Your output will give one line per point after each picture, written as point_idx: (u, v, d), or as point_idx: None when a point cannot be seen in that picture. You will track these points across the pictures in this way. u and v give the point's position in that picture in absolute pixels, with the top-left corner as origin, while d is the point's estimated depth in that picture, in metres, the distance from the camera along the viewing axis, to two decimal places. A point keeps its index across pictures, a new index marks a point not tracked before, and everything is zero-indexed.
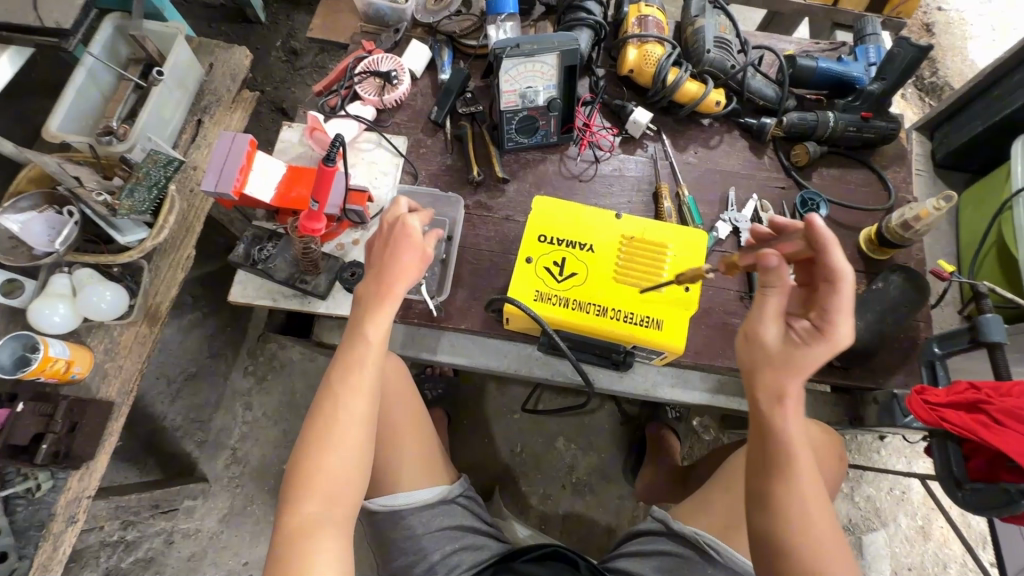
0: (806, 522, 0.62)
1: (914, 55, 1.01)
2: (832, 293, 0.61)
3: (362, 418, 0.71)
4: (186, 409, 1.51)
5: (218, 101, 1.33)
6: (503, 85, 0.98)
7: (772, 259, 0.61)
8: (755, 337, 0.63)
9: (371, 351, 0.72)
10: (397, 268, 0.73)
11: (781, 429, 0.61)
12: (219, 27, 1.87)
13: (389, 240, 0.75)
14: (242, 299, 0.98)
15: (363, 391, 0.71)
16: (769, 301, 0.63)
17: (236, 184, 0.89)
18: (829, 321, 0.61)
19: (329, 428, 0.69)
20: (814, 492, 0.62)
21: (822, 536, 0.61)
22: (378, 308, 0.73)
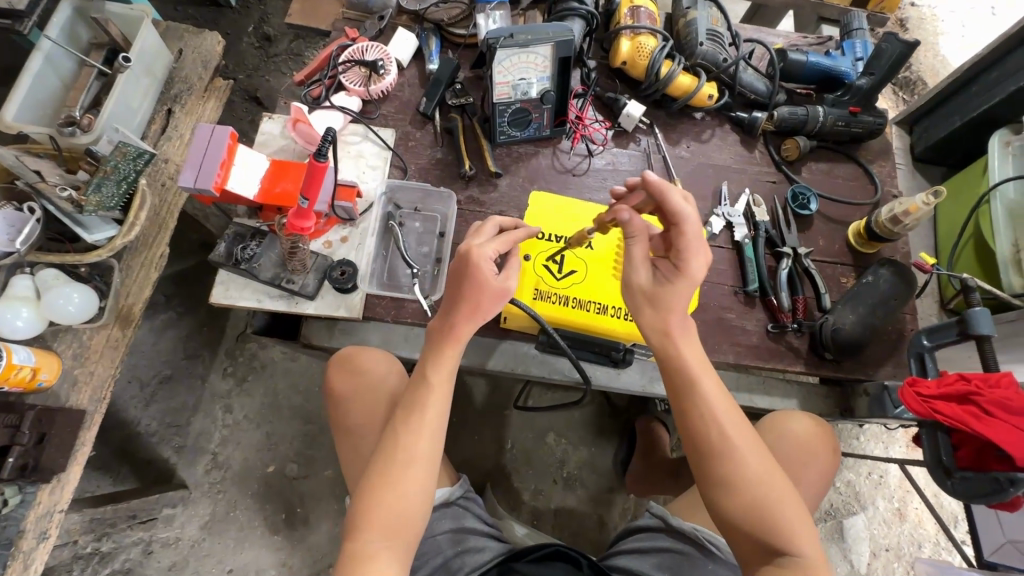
0: (747, 462, 0.75)
1: (901, 50, 1.03)
2: (679, 235, 0.79)
3: (431, 456, 0.76)
4: (162, 414, 1.47)
5: (190, 89, 1.26)
6: (496, 77, 0.96)
7: (626, 215, 0.81)
8: (630, 281, 0.82)
9: (435, 391, 0.78)
10: (469, 315, 0.79)
11: (679, 360, 0.79)
12: (186, 10, 1.77)
13: (462, 285, 0.79)
14: (224, 300, 0.93)
15: (434, 433, 0.77)
16: (634, 248, 0.82)
17: (217, 181, 0.85)
18: (683, 259, 0.79)
19: (400, 468, 0.74)
20: (734, 424, 0.77)
21: (757, 470, 0.75)
22: (444, 348, 0.79)
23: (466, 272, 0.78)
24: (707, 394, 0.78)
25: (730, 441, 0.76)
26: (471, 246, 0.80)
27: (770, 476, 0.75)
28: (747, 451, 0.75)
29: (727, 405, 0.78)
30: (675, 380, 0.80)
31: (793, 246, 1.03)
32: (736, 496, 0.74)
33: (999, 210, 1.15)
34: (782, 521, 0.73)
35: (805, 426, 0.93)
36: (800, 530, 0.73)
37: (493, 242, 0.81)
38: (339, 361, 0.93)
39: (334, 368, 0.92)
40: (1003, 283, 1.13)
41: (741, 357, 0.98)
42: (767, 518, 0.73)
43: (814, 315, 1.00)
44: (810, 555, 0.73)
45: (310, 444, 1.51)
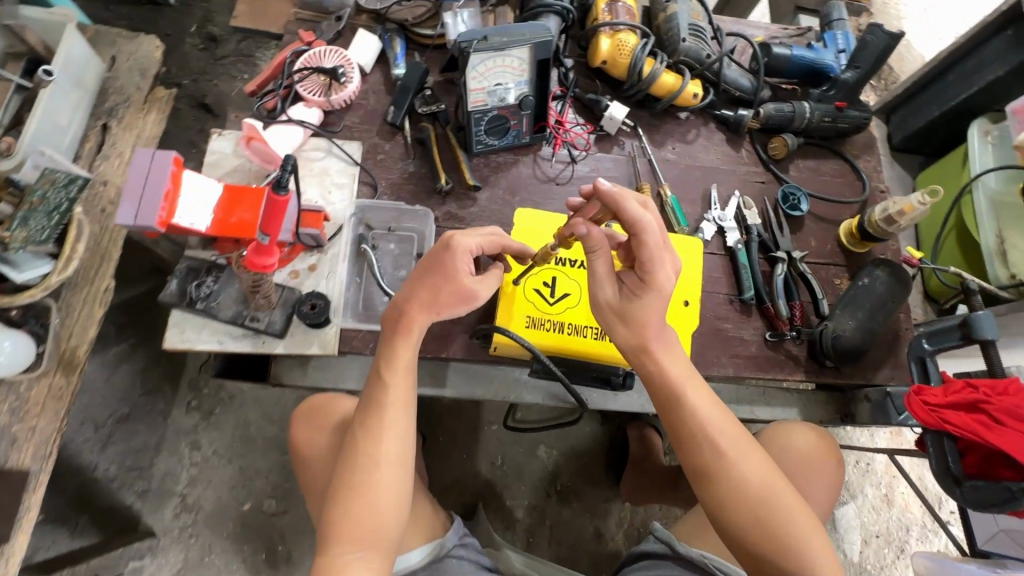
0: (744, 474, 0.71)
1: (886, 42, 1.01)
2: (641, 247, 0.71)
3: (401, 457, 0.70)
4: (122, 456, 1.36)
5: (127, 101, 1.13)
6: (471, 83, 0.88)
7: (581, 228, 0.73)
8: (597, 298, 0.77)
9: (397, 393, 0.71)
10: (422, 308, 0.72)
11: (664, 374, 0.75)
12: (120, 10, 1.61)
13: (425, 273, 0.72)
14: (180, 345, 0.83)
15: (401, 432, 0.70)
16: (595, 262, 0.75)
17: (161, 216, 0.75)
18: (649, 271, 0.72)
19: (365, 472, 0.68)
20: (727, 434, 0.73)
21: (757, 482, 0.71)
22: (397, 346, 0.72)
23: (433, 265, 0.72)
24: (695, 406, 0.73)
25: (724, 453, 0.72)
26: (453, 235, 0.73)
27: (772, 486, 0.71)
28: (744, 463, 0.71)
29: (719, 415, 0.74)
30: (661, 397, 0.75)
31: (787, 250, 1.00)
32: (737, 512, 0.70)
33: (981, 201, 1.14)
34: (787, 532, 0.69)
35: (807, 440, 0.90)
36: (806, 538, 0.69)
37: (473, 235, 0.74)
38: (304, 414, 0.89)
39: (300, 423, 0.88)
40: (989, 275, 1.13)
41: (740, 369, 0.95)
42: (772, 532, 0.69)
43: (812, 321, 0.97)
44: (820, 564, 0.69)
45: (288, 476, 1.40)
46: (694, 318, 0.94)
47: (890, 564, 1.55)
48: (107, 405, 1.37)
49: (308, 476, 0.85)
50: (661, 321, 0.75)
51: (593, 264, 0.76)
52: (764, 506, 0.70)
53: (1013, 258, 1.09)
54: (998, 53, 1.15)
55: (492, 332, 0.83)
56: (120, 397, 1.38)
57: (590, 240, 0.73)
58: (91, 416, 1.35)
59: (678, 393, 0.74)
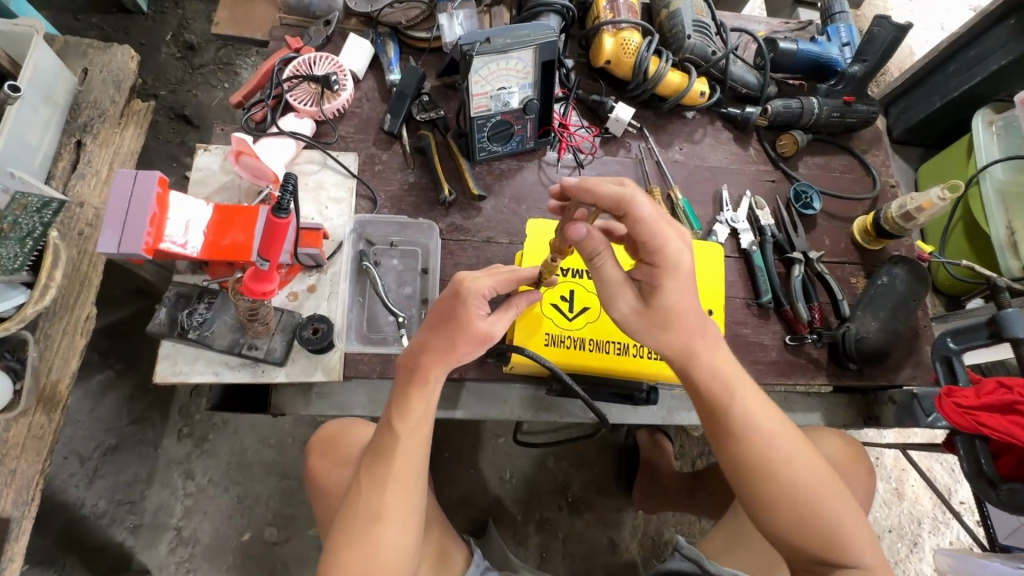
0: (795, 479, 0.68)
1: (893, 36, 0.98)
2: (638, 228, 0.63)
3: (406, 512, 0.67)
4: (111, 490, 1.28)
5: (102, 116, 1.06)
6: (473, 88, 0.83)
7: (575, 230, 0.62)
8: (620, 307, 0.70)
9: (407, 444, 0.68)
10: (441, 357, 0.67)
11: (710, 379, 0.70)
12: (90, 20, 1.53)
13: (438, 324, 0.66)
14: (172, 378, 0.78)
15: (406, 487, 0.67)
16: (600, 262, 0.67)
17: (147, 242, 0.69)
18: (658, 251, 0.65)
19: (363, 527, 0.65)
20: (775, 437, 0.69)
21: (810, 484, 0.68)
22: (412, 396, 0.68)
23: (449, 310, 0.65)
24: (742, 410, 0.69)
25: (773, 458, 0.68)
26: (463, 279, 0.65)
27: (823, 487, 0.68)
28: (794, 466, 0.68)
29: (767, 417, 0.70)
30: (709, 402, 0.70)
31: (803, 250, 0.97)
32: (786, 518, 0.67)
33: (990, 192, 1.14)
34: (839, 536, 0.67)
35: (834, 446, 0.88)
36: (858, 540, 0.67)
37: (487, 276, 0.66)
38: (322, 444, 0.86)
39: (317, 454, 0.86)
40: (1001, 266, 1.12)
41: (762, 376, 0.91)
42: (824, 537, 0.67)
43: (831, 322, 0.95)
44: (871, 565, 0.67)
45: (288, 502, 1.34)
46: (718, 327, 0.89)
47: (904, 559, 1.49)
48: (92, 436, 1.30)
49: (325, 510, 0.82)
50: (689, 313, 0.69)
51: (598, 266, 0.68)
52: (815, 511, 0.67)
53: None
54: (999, 43, 1.14)
55: (508, 351, 0.79)
56: (106, 428, 1.31)
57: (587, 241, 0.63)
58: (76, 450, 1.28)
59: (724, 397, 0.70)
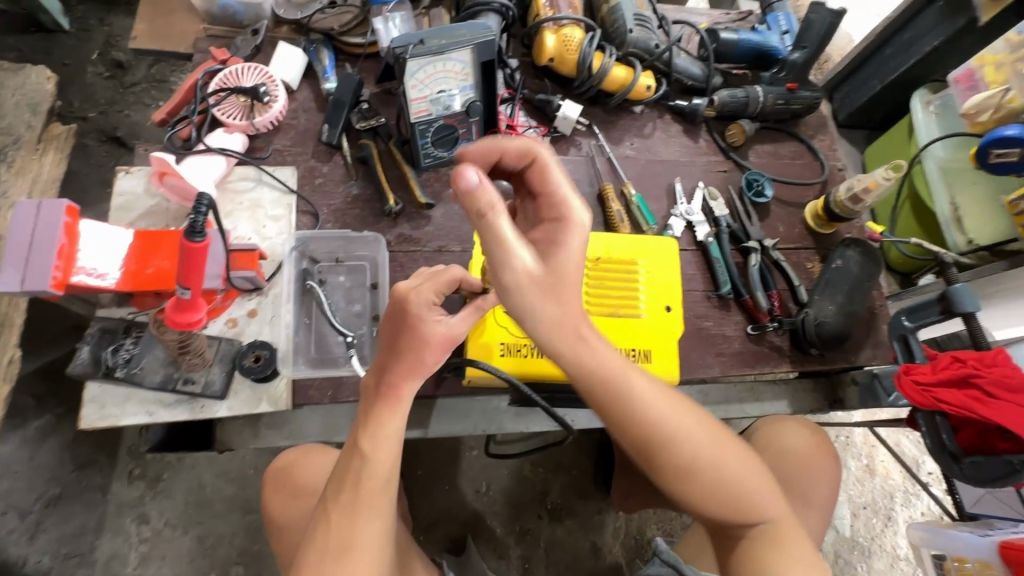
0: (695, 450, 0.61)
1: (829, 20, 1.00)
2: (546, 180, 0.58)
3: (381, 541, 0.61)
4: (56, 545, 1.19)
5: (16, 142, 0.98)
6: (410, 92, 0.80)
7: (469, 175, 0.49)
8: (512, 283, 0.53)
9: (378, 465, 0.60)
10: (410, 371, 0.59)
11: (597, 369, 0.57)
12: (8, 40, 1.43)
13: (396, 342, 0.60)
14: (101, 423, 0.71)
15: (381, 513, 0.61)
16: (502, 229, 0.51)
17: (55, 276, 0.64)
18: (557, 213, 0.57)
19: (332, 561, 0.58)
20: (670, 411, 0.60)
21: (704, 448, 0.61)
22: (383, 411, 0.61)
23: (401, 325, 0.60)
24: (638, 392, 0.59)
25: (675, 436, 0.61)
26: (405, 291, 0.60)
27: (725, 449, 0.62)
28: (694, 440, 0.61)
29: (663, 395, 0.61)
30: (604, 397, 0.59)
31: (758, 238, 0.97)
32: (696, 492, 0.62)
33: (933, 169, 1.16)
34: (746, 497, 0.62)
35: (800, 437, 0.88)
36: (764, 494, 0.63)
37: (428, 283, 0.61)
38: (277, 477, 0.81)
39: (272, 490, 0.80)
40: (949, 242, 1.14)
41: (728, 368, 0.91)
42: (732, 500, 0.62)
43: (791, 309, 0.95)
44: (778, 517, 0.64)
45: (254, 539, 1.25)
46: (679, 323, 0.87)
47: (880, 534, 1.50)
48: (32, 488, 1.20)
49: (285, 549, 0.77)
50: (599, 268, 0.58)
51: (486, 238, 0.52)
52: (721, 479, 0.62)
53: (968, 224, 1.11)
54: (931, 25, 1.16)
55: (464, 365, 0.77)
56: (47, 477, 1.21)
57: (485, 193, 0.49)
58: (15, 504, 1.18)
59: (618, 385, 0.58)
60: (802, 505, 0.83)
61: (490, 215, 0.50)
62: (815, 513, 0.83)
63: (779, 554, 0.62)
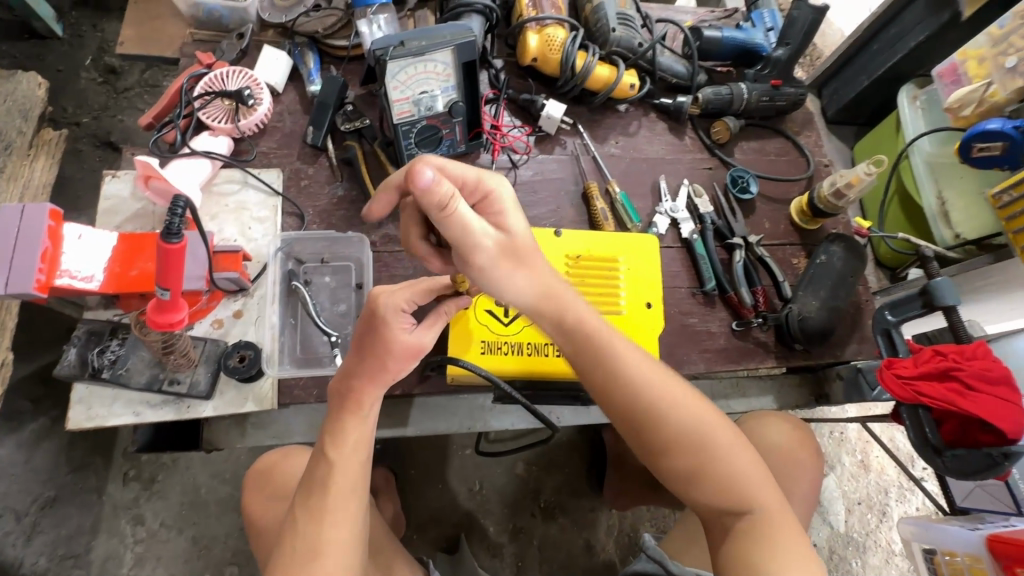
0: (679, 418, 0.65)
1: (812, 17, 1.01)
2: (494, 213, 0.60)
3: (349, 545, 0.61)
4: (52, 546, 1.20)
5: (7, 148, 0.99)
6: (392, 94, 0.81)
7: (426, 174, 0.49)
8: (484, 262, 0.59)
9: (344, 471, 0.62)
10: (372, 378, 0.61)
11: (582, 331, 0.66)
12: (1, 48, 1.45)
13: (362, 347, 0.61)
14: (88, 424, 0.72)
15: (348, 517, 0.61)
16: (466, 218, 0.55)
17: (39, 280, 0.65)
18: (496, 222, 0.60)
19: (298, 565, 0.59)
20: (653, 381, 0.66)
21: (690, 423, 0.65)
22: (347, 419, 0.63)
23: (369, 329, 0.60)
24: (622, 359, 0.66)
25: (660, 402, 0.66)
26: (377, 295, 0.61)
27: (710, 421, 0.66)
28: (680, 410, 0.66)
29: (648, 365, 0.67)
30: (588, 360, 0.66)
31: (742, 235, 0.97)
32: (684, 462, 0.65)
33: (920, 165, 1.17)
34: (731, 478, 0.64)
35: (783, 433, 0.90)
36: (753, 476, 0.65)
37: (404, 288, 0.62)
38: (258, 478, 0.84)
39: (253, 489, 0.83)
40: (936, 237, 1.15)
41: (712, 364, 0.91)
42: (717, 477, 0.65)
43: (776, 304, 0.95)
44: (770, 509, 0.63)
45: (248, 539, 1.26)
46: (662, 319, 0.88)
47: (875, 529, 1.50)
48: (28, 490, 1.21)
49: (261, 548, 0.79)
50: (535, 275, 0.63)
51: (440, 224, 0.54)
52: (707, 452, 0.65)
53: (955, 219, 1.12)
54: (916, 20, 1.16)
55: (445, 363, 0.77)
56: (43, 480, 1.22)
57: (439, 188, 0.50)
58: (12, 506, 1.20)
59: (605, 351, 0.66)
60: (783, 500, 0.85)
61: (444, 209, 0.52)
62: (796, 508, 0.85)
63: (766, 546, 0.61)
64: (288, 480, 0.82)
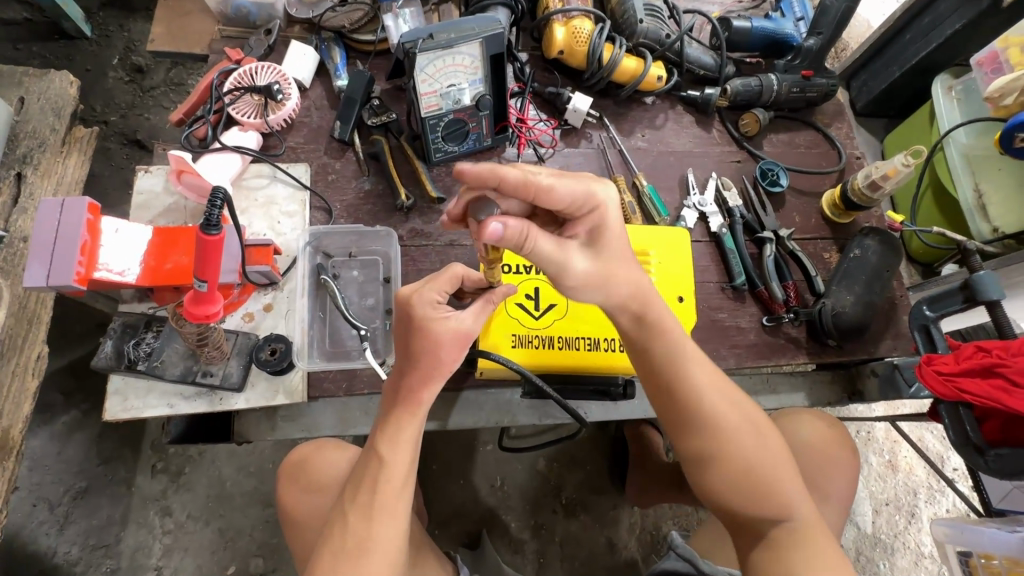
0: (730, 433, 0.67)
1: (846, 5, 0.97)
2: (553, 198, 0.55)
3: (396, 544, 0.61)
4: (84, 536, 1.22)
5: (42, 144, 1.01)
6: (420, 87, 0.81)
7: (467, 169, 0.50)
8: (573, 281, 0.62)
9: (393, 467, 0.62)
10: (427, 375, 0.61)
11: (658, 344, 0.67)
12: (32, 48, 1.48)
13: (413, 345, 0.61)
14: (124, 415, 0.73)
15: (395, 516, 0.61)
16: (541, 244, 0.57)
17: (78, 272, 0.66)
18: (576, 197, 0.57)
19: (347, 564, 0.59)
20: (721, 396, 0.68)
21: (747, 431, 0.67)
22: (401, 416, 0.63)
23: (412, 326, 0.60)
24: (694, 367, 0.67)
25: (720, 418, 0.67)
26: (408, 293, 0.62)
27: (762, 440, 0.67)
28: (737, 422, 0.67)
29: (714, 379, 0.68)
30: (661, 364, 0.67)
31: (773, 228, 0.95)
32: (731, 475, 0.66)
33: (955, 158, 1.13)
34: (773, 488, 0.65)
35: (814, 430, 0.88)
36: (795, 491, 0.66)
37: (430, 283, 0.62)
38: (292, 471, 0.84)
39: (288, 483, 0.83)
40: (973, 231, 1.12)
41: (743, 360, 0.90)
42: (764, 488, 0.65)
43: (807, 300, 0.94)
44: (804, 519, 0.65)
45: (273, 532, 1.27)
46: (692, 313, 0.86)
47: (903, 531, 1.46)
48: (61, 481, 1.23)
49: (301, 541, 0.80)
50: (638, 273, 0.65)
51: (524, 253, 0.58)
52: (757, 465, 0.66)
53: (993, 212, 1.09)
54: (951, 8, 1.13)
55: (476, 356, 0.77)
56: (76, 470, 1.24)
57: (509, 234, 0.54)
58: (45, 496, 1.22)
59: (676, 357, 0.67)
60: (819, 499, 0.84)
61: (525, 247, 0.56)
62: (832, 507, 0.84)
63: (799, 558, 0.62)
64: (317, 473, 0.82)
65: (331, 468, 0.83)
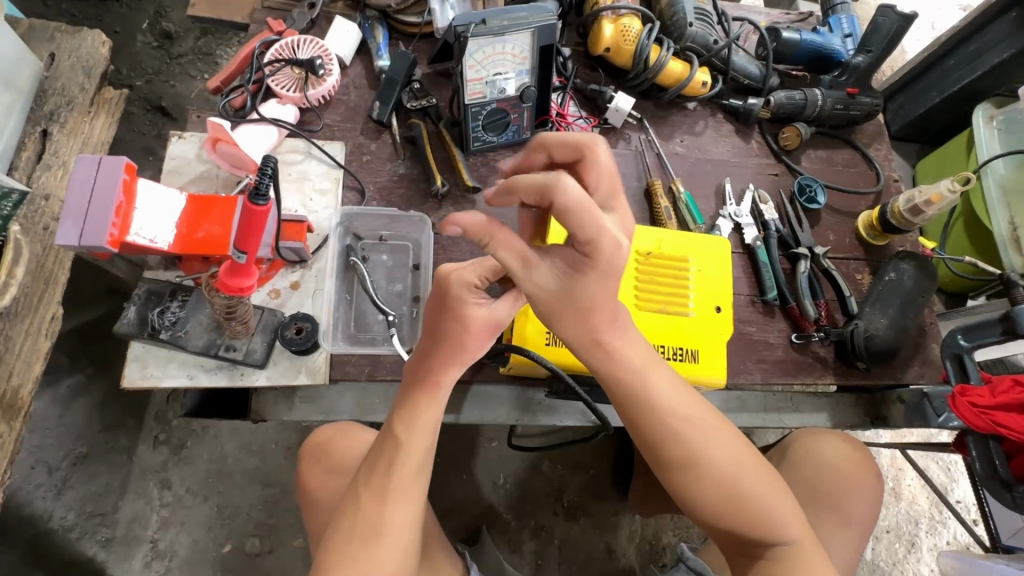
0: (718, 461, 0.65)
1: (898, 24, 0.96)
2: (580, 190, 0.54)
3: (406, 530, 0.61)
4: (80, 503, 1.20)
5: (70, 102, 0.99)
6: (467, 72, 0.79)
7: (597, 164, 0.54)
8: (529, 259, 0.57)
9: (410, 453, 0.61)
10: (450, 356, 0.59)
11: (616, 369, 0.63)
12: (61, 6, 1.45)
13: (438, 328, 0.58)
14: (143, 382, 0.72)
15: (408, 500, 0.61)
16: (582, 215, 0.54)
17: (112, 234, 0.64)
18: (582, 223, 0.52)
19: (358, 544, 0.59)
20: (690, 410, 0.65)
21: (730, 458, 0.65)
22: (419, 403, 0.61)
23: (444, 309, 0.57)
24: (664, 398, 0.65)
25: (700, 445, 0.65)
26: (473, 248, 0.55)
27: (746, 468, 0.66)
28: (716, 449, 0.65)
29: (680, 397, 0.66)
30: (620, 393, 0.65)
31: (808, 245, 0.94)
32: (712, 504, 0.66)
33: (992, 188, 1.12)
34: (761, 514, 0.65)
35: (841, 452, 0.87)
36: (781, 517, 0.65)
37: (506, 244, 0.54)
38: (313, 452, 0.83)
39: (308, 464, 0.82)
40: (1004, 263, 1.10)
41: (770, 375, 0.88)
42: (754, 520, 0.65)
43: (838, 319, 0.92)
44: (801, 539, 0.65)
45: (272, 513, 1.26)
46: (727, 324, 0.85)
47: (903, 559, 1.45)
48: (61, 445, 1.21)
49: (316, 524, 0.78)
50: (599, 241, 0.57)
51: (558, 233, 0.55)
52: (738, 495, 0.65)
53: None
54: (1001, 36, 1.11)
55: (507, 351, 0.76)
56: (76, 436, 1.23)
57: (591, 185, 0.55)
58: (44, 459, 1.20)
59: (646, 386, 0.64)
60: (840, 523, 0.83)
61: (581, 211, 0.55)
62: (853, 531, 0.83)
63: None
64: (332, 458, 0.80)
65: (344, 454, 0.81)
